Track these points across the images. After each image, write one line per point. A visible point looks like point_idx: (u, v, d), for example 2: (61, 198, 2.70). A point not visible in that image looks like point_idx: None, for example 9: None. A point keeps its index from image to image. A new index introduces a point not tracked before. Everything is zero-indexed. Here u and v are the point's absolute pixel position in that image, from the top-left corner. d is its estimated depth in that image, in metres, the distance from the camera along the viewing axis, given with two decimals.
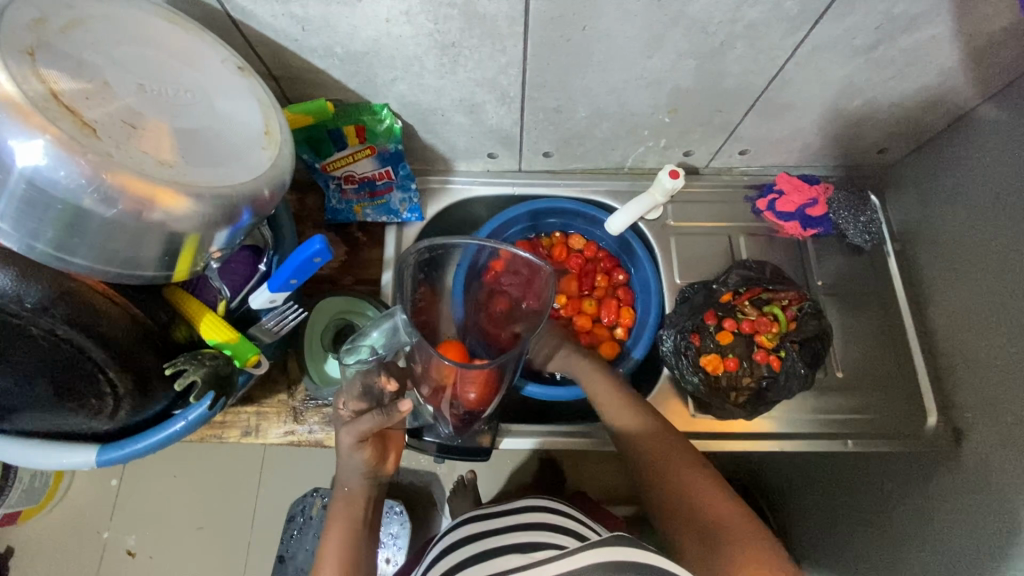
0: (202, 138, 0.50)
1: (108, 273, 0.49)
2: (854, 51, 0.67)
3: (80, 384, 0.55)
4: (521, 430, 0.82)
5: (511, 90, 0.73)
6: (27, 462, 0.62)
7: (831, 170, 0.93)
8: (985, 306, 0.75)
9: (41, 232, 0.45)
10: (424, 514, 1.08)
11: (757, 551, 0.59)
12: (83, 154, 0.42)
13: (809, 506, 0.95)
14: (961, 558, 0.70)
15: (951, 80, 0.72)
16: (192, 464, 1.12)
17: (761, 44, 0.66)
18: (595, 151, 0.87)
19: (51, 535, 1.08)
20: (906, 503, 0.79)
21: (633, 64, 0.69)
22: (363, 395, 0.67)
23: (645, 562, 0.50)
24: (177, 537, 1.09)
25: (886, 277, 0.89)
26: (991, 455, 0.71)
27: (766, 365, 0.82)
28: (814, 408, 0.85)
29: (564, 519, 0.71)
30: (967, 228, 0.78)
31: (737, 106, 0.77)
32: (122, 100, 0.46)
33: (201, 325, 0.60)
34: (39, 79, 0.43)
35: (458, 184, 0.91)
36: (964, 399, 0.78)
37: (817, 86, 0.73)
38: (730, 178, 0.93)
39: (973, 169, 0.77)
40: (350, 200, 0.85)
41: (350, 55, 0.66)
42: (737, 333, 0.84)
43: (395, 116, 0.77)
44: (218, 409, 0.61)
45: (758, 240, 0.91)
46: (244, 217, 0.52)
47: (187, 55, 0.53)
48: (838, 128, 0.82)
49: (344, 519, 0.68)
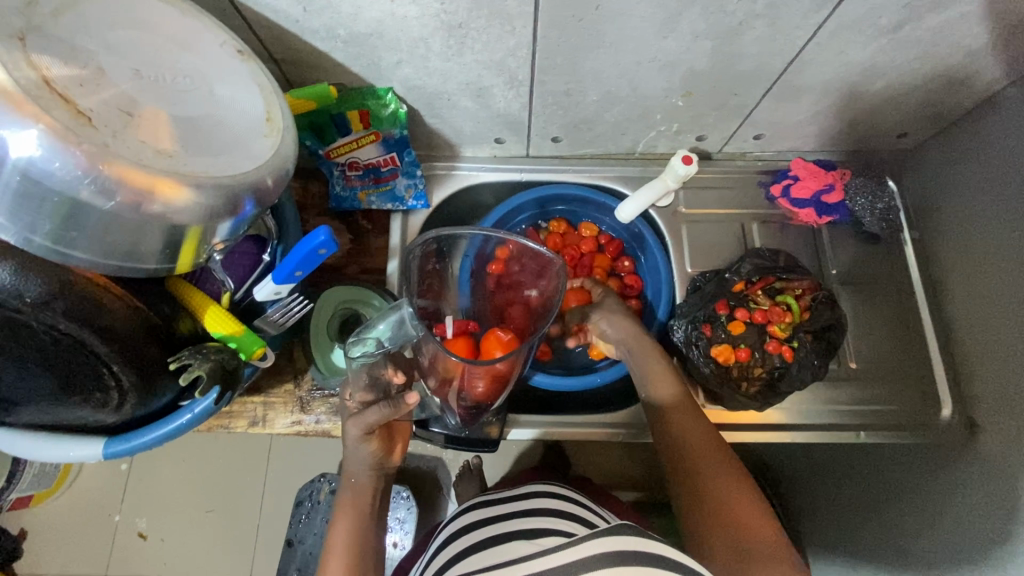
0: (202, 126, 0.48)
1: (111, 266, 0.48)
2: (879, 31, 0.64)
3: (84, 378, 0.55)
4: (528, 421, 0.81)
5: (520, 73, 0.70)
6: (32, 455, 0.61)
7: (848, 154, 0.90)
8: (1002, 296, 0.73)
9: (38, 225, 0.44)
10: (431, 499, 1.09)
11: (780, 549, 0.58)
12: (78, 144, 0.41)
13: (817, 493, 0.94)
14: (973, 548, 0.70)
15: (978, 61, 0.69)
16: (201, 448, 1.12)
17: (781, 24, 0.63)
18: (605, 136, 0.85)
19: (65, 518, 1.10)
20: (919, 491, 0.78)
21: (647, 45, 0.66)
22: (370, 387, 0.66)
23: (651, 552, 0.49)
24: (187, 520, 1.10)
25: (902, 264, 0.87)
26: (1007, 446, 0.71)
27: (778, 356, 0.79)
28: (827, 398, 0.84)
29: (576, 507, 0.70)
30: (988, 216, 0.75)
31: (754, 89, 0.75)
32: (117, 87, 0.45)
33: (206, 316, 0.59)
34: (31, 65, 0.41)
35: (465, 171, 0.89)
36: (980, 390, 0.77)
37: (838, 67, 0.70)
38: (743, 164, 0.91)
39: (995, 155, 0.74)
40: (354, 187, 0.84)
41: (353, 37, 0.64)
42: (749, 323, 0.81)
43: (400, 100, 0.75)
44: (223, 402, 0.61)
45: (771, 227, 0.90)
46: (247, 208, 0.50)
47: (185, 40, 0.52)
48: (856, 111, 0.80)
49: (352, 509, 0.68)
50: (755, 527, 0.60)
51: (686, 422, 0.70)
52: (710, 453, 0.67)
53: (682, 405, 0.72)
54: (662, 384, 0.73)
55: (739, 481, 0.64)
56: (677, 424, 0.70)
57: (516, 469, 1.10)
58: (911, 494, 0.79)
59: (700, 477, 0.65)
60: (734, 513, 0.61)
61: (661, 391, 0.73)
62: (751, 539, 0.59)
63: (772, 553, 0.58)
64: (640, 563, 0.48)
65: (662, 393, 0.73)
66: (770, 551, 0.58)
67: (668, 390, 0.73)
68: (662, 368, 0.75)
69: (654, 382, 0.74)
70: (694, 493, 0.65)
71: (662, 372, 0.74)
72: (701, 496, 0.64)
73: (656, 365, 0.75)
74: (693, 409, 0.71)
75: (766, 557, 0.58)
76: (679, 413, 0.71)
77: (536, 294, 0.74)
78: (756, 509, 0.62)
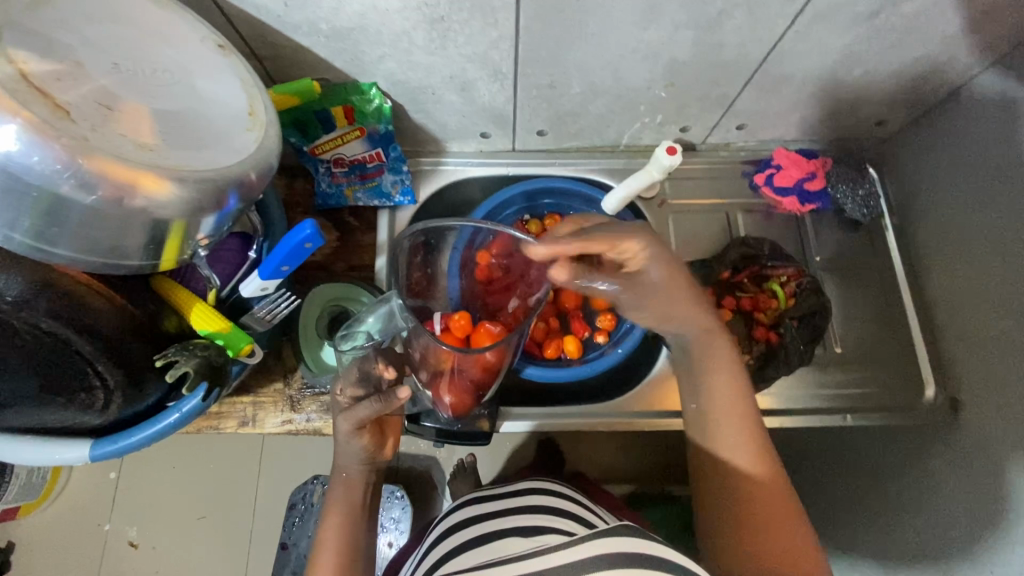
0: (183, 121, 0.48)
1: (93, 263, 0.48)
2: (855, 19, 0.65)
3: (68, 378, 0.54)
4: (520, 412, 0.82)
5: (503, 65, 0.70)
6: (17, 458, 0.61)
7: (829, 143, 0.91)
8: (982, 278, 0.75)
9: (17, 222, 0.43)
10: (424, 498, 1.08)
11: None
12: (57, 138, 0.40)
13: (808, 481, 0.95)
14: (959, 530, 0.71)
15: (952, 48, 0.70)
16: (191, 455, 1.11)
17: (760, 12, 0.64)
18: (590, 129, 0.86)
19: (51, 530, 1.08)
20: (905, 474, 0.80)
21: (630, 35, 0.66)
22: (360, 381, 0.65)
23: (650, 555, 0.49)
24: (177, 527, 1.09)
25: (885, 250, 0.89)
26: (987, 426, 0.72)
27: (764, 342, 0.82)
28: (815, 383, 0.85)
29: (569, 502, 0.70)
30: (965, 200, 0.77)
31: (735, 79, 0.75)
32: (95, 82, 0.44)
33: (191, 315, 0.59)
34: (7, 60, 0.41)
35: (451, 166, 0.89)
36: (961, 371, 0.78)
37: (817, 56, 0.71)
38: (727, 154, 0.92)
39: (970, 141, 0.76)
40: (340, 183, 0.83)
41: (335, 31, 0.64)
42: (737, 310, 0.85)
43: (384, 95, 0.75)
44: (211, 400, 0.61)
45: (755, 216, 0.91)
46: (232, 203, 0.50)
47: (163, 34, 0.51)
48: (836, 100, 0.81)
49: (343, 506, 0.67)
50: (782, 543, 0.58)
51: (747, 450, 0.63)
52: (764, 485, 0.61)
53: (744, 437, 0.64)
54: (722, 407, 0.66)
55: (794, 515, 0.60)
56: (730, 446, 0.64)
57: (510, 465, 1.10)
58: (900, 478, 0.80)
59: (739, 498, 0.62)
60: (770, 530, 0.59)
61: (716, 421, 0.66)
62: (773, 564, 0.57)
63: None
64: (638, 565, 0.48)
65: (723, 413, 0.65)
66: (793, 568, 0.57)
67: (731, 414, 0.65)
68: (727, 387, 0.66)
69: (707, 396, 0.67)
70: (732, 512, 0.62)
71: (721, 392, 0.66)
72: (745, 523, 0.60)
73: (723, 383, 0.66)
74: (749, 432, 0.64)
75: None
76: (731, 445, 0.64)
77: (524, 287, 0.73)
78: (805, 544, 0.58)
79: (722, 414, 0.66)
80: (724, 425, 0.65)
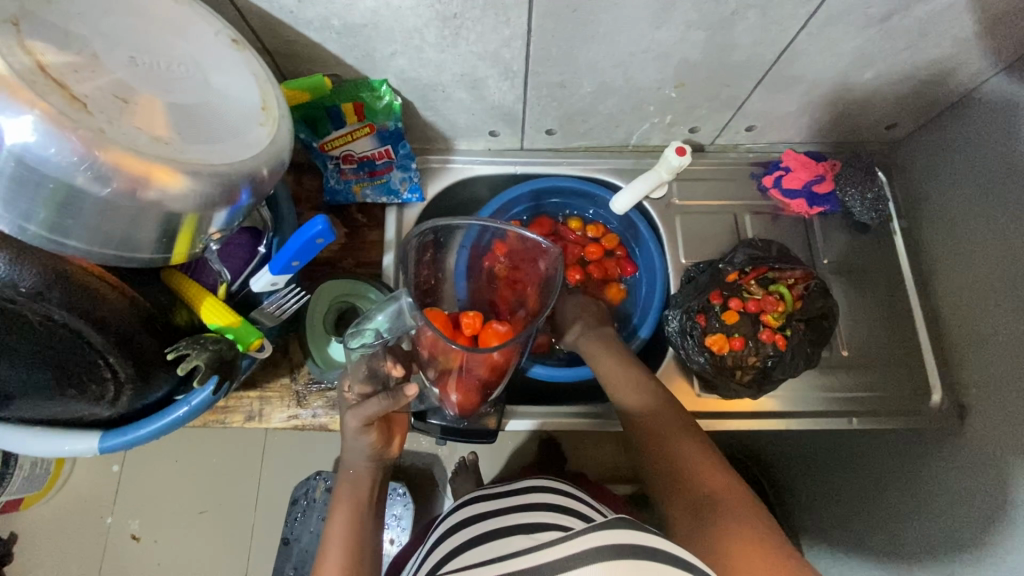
0: (198, 115, 0.48)
1: (106, 256, 0.48)
2: (869, 22, 0.65)
3: (80, 370, 0.55)
4: (527, 411, 0.82)
5: (514, 64, 0.70)
6: (26, 449, 0.61)
7: (838, 145, 0.91)
8: (992, 283, 0.74)
9: (33, 213, 0.43)
10: (426, 496, 1.09)
11: (746, 514, 0.59)
12: (74, 130, 0.41)
13: (811, 484, 0.95)
14: (964, 534, 0.71)
15: (964, 52, 0.70)
16: (193, 449, 1.11)
17: (773, 14, 0.63)
18: (599, 128, 0.86)
19: (53, 522, 1.08)
20: (912, 476, 0.79)
21: (642, 35, 0.66)
22: (368, 379, 0.67)
23: (644, 546, 0.49)
24: (179, 520, 1.09)
25: (893, 254, 0.88)
26: (993, 431, 0.72)
27: (772, 345, 0.80)
28: (820, 385, 0.85)
29: (575, 501, 0.70)
30: (974, 204, 0.77)
31: (745, 80, 0.75)
32: (112, 74, 0.44)
33: (201, 308, 0.59)
34: (25, 51, 0.41)
35: (459, 164, 0.89)
36: (968, 376, 0.78)
37: (828, 59, 0.71)
38: (735, 155, 0.92)
39: (979, 146, 0.76)
40: (348, 180, 0.83)
41: (347, 27, 0.64)
42: (743, 312, 0.82)
43: (395, 92, 0.75)
44: (221, 393, 0.62)
45: (763, 218, 0.90)
46: (244, 197, 0.50)
47: (178, 28, 0.51)
48: (845, 103, 0.81)
49: (350, 502, 0.68)
50: (715, 487, 0.62)
51: (640, 394, 0.72)
52: (668, 433, 0.68)
53: (641, 387, 0.73)
54: (613, 370, 0.76)
55: (702, 451, 0.65)
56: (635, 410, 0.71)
57: (512, 463, 1.10)
58: (904, 483, 0.80)
59: (669, 461, 0.66)
60: (699, 474, 0.63)
61: (622, 393, 0.74)
62: (715, 514, 0.59)
63: (731, 509, 0.59)
64: (630, 556, 0.48)
65: (615, 381, 0.75)
66: (727, 508, 0.59)
67: (619, 374, 0.75)
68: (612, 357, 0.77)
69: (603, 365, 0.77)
70: (669, 477, 0.65)
71: (611, 361, 0.76)
72: (663, 476, 0.66)
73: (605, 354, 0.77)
74: (647, 386, 0.73)
75: (728, 515, 0.59)
76: (634, 397, 0.72)
77: (541, 264, 0.73)
78: (728, 482, 0.62)
79: (617, 381, 0.74)
80: (620, 384, 0.74)
